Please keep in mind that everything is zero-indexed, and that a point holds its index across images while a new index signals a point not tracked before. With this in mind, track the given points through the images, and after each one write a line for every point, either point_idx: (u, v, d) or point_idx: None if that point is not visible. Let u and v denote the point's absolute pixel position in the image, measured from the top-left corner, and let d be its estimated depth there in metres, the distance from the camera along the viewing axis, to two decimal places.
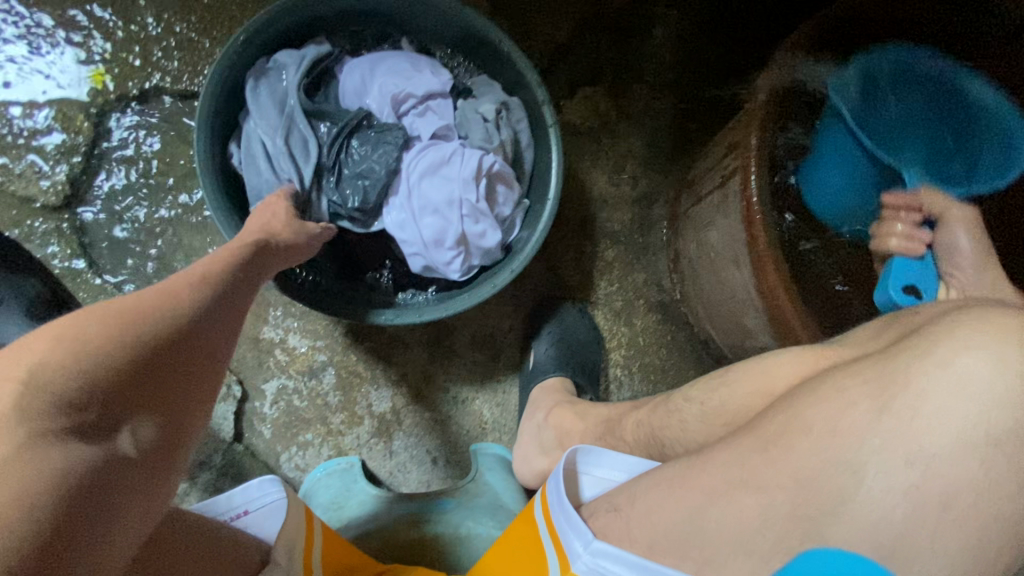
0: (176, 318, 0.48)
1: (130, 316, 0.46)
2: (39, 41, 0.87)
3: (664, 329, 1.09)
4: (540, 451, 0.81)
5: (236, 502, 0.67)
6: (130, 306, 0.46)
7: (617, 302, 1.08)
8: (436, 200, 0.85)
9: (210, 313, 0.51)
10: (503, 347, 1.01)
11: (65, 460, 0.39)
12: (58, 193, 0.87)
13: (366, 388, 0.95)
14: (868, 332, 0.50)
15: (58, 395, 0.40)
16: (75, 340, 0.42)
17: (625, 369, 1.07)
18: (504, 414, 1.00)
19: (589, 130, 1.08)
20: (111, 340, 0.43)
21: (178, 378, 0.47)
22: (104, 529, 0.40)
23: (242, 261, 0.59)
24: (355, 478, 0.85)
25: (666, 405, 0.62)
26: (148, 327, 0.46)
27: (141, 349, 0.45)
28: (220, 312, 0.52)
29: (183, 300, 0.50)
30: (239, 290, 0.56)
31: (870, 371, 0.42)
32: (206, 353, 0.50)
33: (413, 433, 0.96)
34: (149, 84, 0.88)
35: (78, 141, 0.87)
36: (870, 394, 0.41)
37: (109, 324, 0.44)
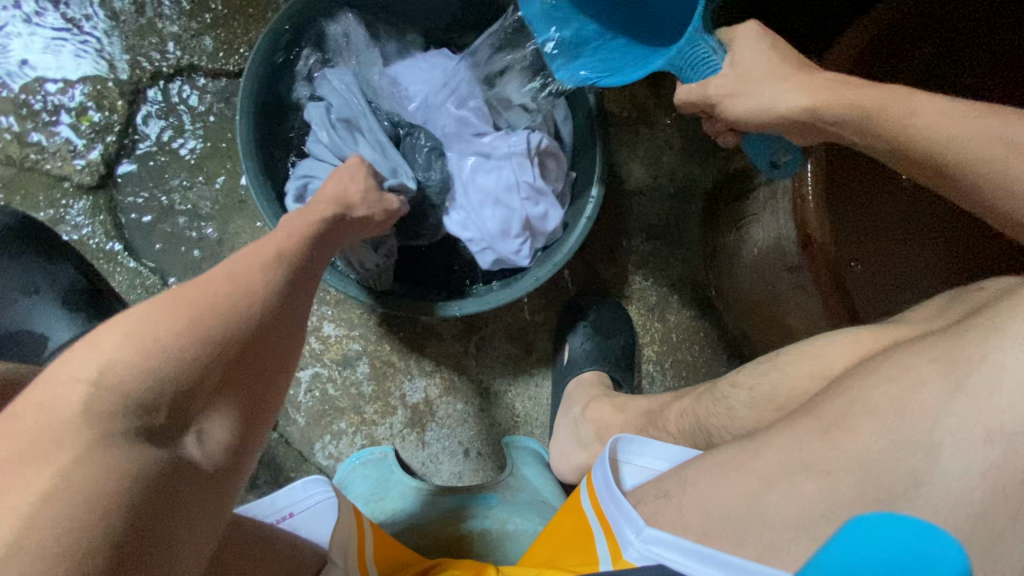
0: (241, 305, 0.48)
1: (201, 311, 0.46)
2: (78, 18, 0.89)
3: (697, 326, 1.07)
4: (577, 445, 0.80)
5: (281, 504, 0.66)
6: (199, 292, 0.47)
7: (652, 296, 1.07)
8: (494, 187, 0.85)
9: (280, 306, 0.51)
10: (536, 340, 1.00)
11: (140, 460, 0.40)
12: (93, 173, 0.89)
13: (401, 378, 0.95)
14: (929, 311, 0.48)
15: (129, 392, 0.41)
16: (149, 337, 0.43)
17: (657, 365, 1.05)
18: (536, 408, 0.99)
19: (628, 120, 1.07)
20: (179, 331, 0.44)
21: (246, 377, 0.48)
22: (182, 530, 0.41)
23: (311, 246, 0.59)
24: (391, 468, 0.85)
25: (711, 392, 0.61)
26: (220, 323, 0.46)
27: (212, 345, 0.45)
28: (285, 300, 0.52)
29: (254, 293, 0.50)
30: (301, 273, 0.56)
31: (938, 350, 0.41)
32: (275, 350, 0.51)
33: (446, 424, 0.96)
34: (185, 62, 0.90)
35: (112, 119, 0.89)
36: (942, 374, 0.40)
37: (181, 316, 0.45)
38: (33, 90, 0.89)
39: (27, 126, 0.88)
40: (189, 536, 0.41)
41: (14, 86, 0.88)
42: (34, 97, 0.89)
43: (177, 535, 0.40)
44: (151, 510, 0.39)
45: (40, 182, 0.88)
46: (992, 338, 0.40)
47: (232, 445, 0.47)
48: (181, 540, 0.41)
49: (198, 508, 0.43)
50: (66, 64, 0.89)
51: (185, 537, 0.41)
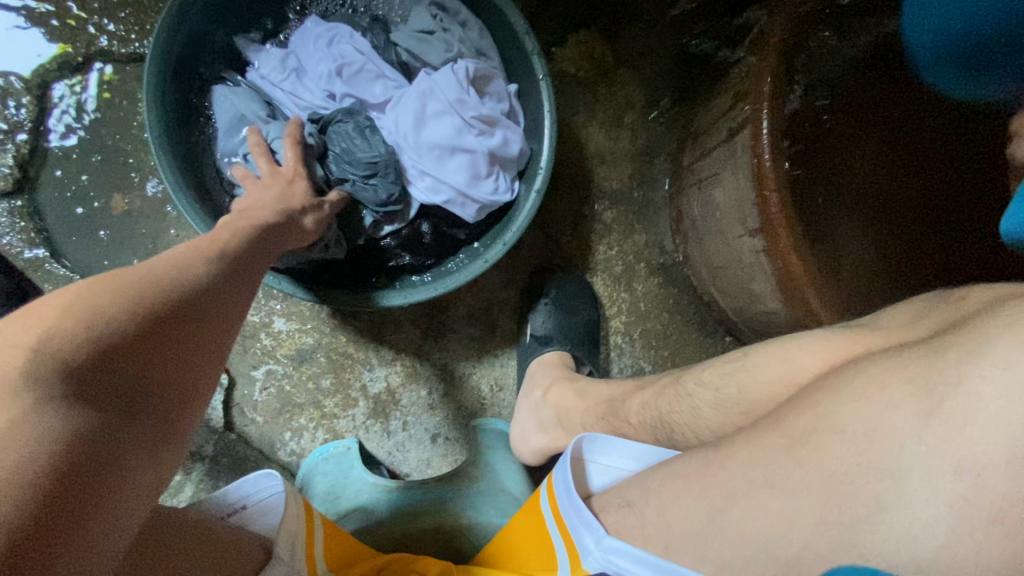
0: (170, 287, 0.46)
1: (141, 286, 0.45)
2: None
3: (666, 294, 1.04)
4: (538, 428, 0.78)
5: (232, 498, 0.61)
6: (144, 272, 0.46)
7: (617, 266, 1.03)
8: (445, 139, 0.78)
9: (226, 283, 0.52)
10: (499, 320, 0.97)
11: (73, 420, 0.36)
12: (6, 177, 0.78)
13: (361, 368, 0.91)
14: (908, 316, 0.46)
15: (65, 355, 0.38)
16: (83, 306, 0.41)
17: (626, 337, 1.03)
18: (503, 389, 0.96)
19: (585, 80, 1.00)
20: (115, 303, 0.42)
21: (182, 357, 0.45)
22: (113, 493, 0.36)
23: (246, 237, 0.59)
24: (351, 463, 0.82)
25: (676, 388, 0.59)
26: (162, 295, 0.45)
27: (151, 316, 0.44)
28: (218, 294, 0.51)
29: (192, 275, 0.49)
30: (232, 278, 0.54)
31: (916, 368, 0.39)
32: (215, 329, 0.49)
33: (411, 412, 0.93)
34: (96, 48, 0.80)
35: (20, 116, 0.79)
36: (915, 396, 0.38)
37: (116, 292, 0.43)
38: None
39: None
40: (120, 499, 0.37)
41: None
42: None
43: (98, 513, 0.35)
44: (78, 463, 0.35)
45: None
46: (961, 350, 0.38)
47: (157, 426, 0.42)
48: (110, 502, 0.36)
49: (132, 474, 0.38)
50: None
51: (114, 503, 0.36)
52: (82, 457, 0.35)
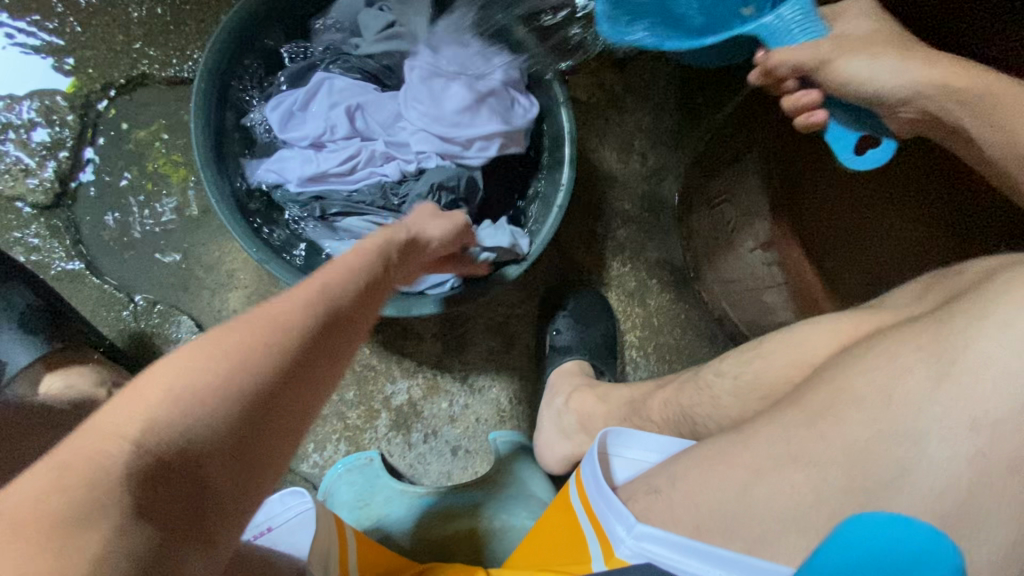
0: (277, 362, 0.39)
1: (240, 359, 0.37)
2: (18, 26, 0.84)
3: (678, 309, 1.07)
4: (562, 435, 0.81)
5: (259, 520, 0.66)
6: (253, 333, 0.39)
7: (630, 282, 1.06)
8: (466, 100, 0.82)
9: (328, 349, 0.43)
10: (518, 333, 0.99)
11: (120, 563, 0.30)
12: (47, 192, 0.83)
13: (385, 380, 0.93)
14: (909, 302, 0.51)
15: (137, 464, 0.32)
16: (182, 394, 0.35)
17: (640, 351, 1.05)
18: (521, 401, 0.98)
19: (597, 107, 1.07)
20: (206, 384, 0.36)
21: (248, 456, 0.37)
22: None
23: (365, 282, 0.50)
24: (376, 472, 0.84)
25: (694, 382, 0.61)
26: (258, 374, 0.38)
27: (235, 402, 0.36)
28: (322, 361, 0.42)
29: (279, 337, 0.40)
30: (337, 330, 0.45)
31: (925, 342, 0.43)
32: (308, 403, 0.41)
33: (431, 424, 0.94)
34: (137, 71, 0.85)
35: (64, 135, 0.84)
36: (927, 363, 0.42)
37: (218, 370, 0.36)
38: None
39: None
40: None
41: None
42: None
43: None
44: None
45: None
46: (969, 322, 0.42)
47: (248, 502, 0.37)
48: None
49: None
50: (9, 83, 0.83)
51: None
52: None
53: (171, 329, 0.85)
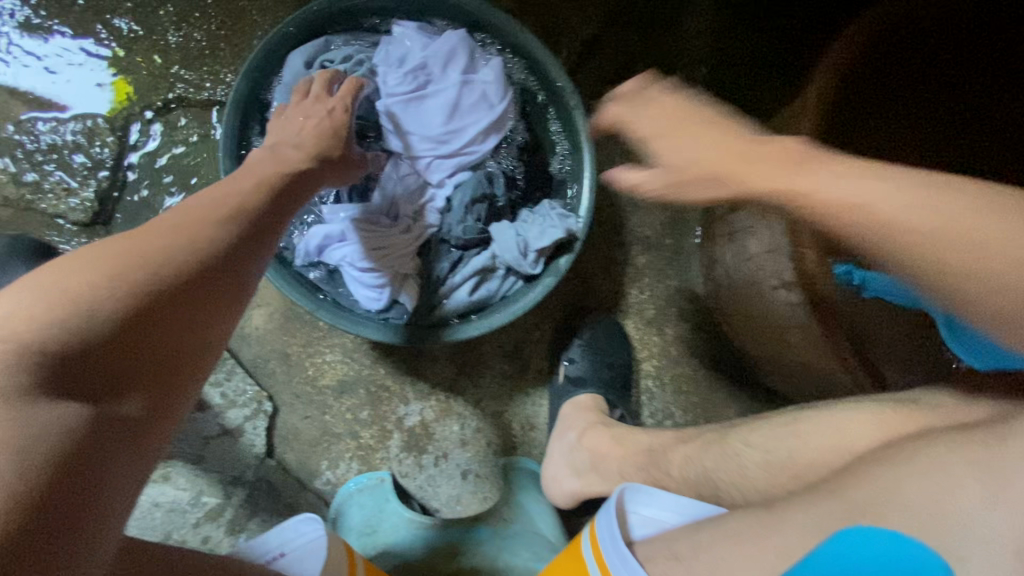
0: (173, 266, 0.50)
1: (125, 262, 0.49)
2: (65, 50, 0.85)
3: (696, 340, 1.05)
4: (572, 472, 0.81)
5: (271, 544, 0.64)
6: (120, 251, 0.50)
7: (649, 309, 1.05)
8: (448, 99, 0.83)
9: (227, 249, 0.54)
10: (533, 358, 0.98)
11: (55, 426, 0.41)
12: (87, 210, 0.84)
13: (399, 401, 0.93)
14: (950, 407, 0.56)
15: (54, 350, 0.43)
16: (76, 297, 0.46)
17: (656, 381, 1.04)
18: (533, 427, 0.97)
19: (618, 129, 1.05)
20: (110, 291, 0.47)
21: (186, 322, 0.50)
22: (106, 487, 0.42)
23: (268, 203, 0.61)
24: (388, 498, 0.85)
25: (721, 445, 0.67)
26: (144, 282, 0.48)
27: (132, 297, 0.47)
28: (220, 263, 0.54)
29: (194, 241, 0.53)
30: (243, 242, 0.56)
31: (973, 456, 0.44)
32: (216, 293, 0.53)
33: (443, 447, 0.94)
34: (173, 96, 0.86)
35: (104, 156, 0.85)
36: (981, 477, 0.43)
37: (117, 273, 0.48)
38: (25, 130, 0.84)
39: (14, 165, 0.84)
40: (115, 495, 0.43)
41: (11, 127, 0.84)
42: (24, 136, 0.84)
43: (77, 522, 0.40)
44: (60, 470, 0.40)
45: (37, 219, 0.84)
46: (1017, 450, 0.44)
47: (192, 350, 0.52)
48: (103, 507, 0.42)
49: (123, 462, 0.44)
50: (60, 108, 0.85)
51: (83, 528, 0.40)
52: (57, 473, 0.40)
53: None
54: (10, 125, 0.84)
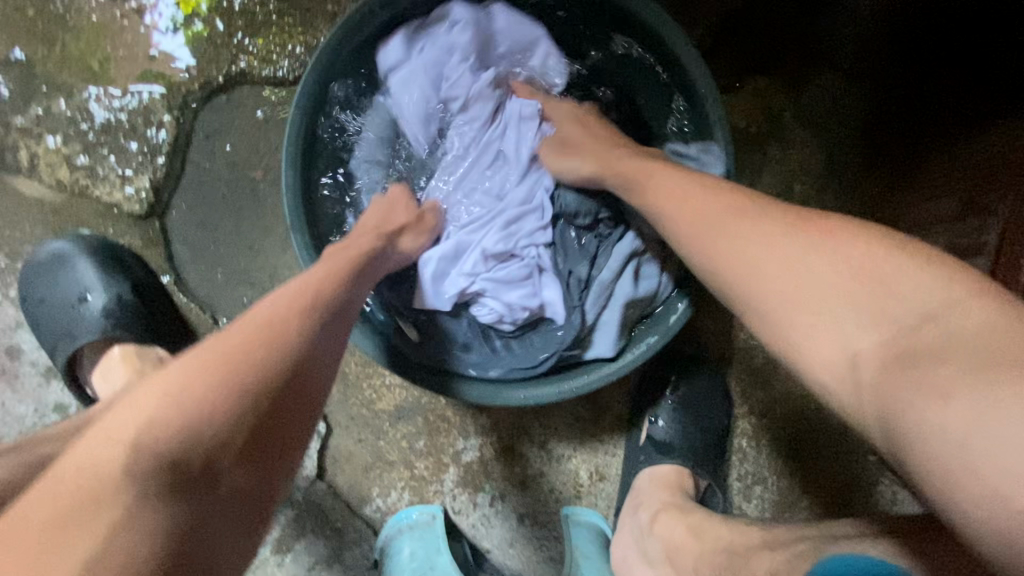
0: (274, 359, 0.45)
1: (234, 357, 0.44)
2: (121, 12, 0.75)
3: (807, 401, 0.89)
4: (643, 559, 0.72)
5: None
6: (224, 343, 0.45)
7: (757, 359, 0.88)
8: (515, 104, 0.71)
9: (322, 336, 0.50)
10: (610, 402, 0.87)
11: (157, 532, 0.38)
12: (142, 200, 0.76)
13: (458, 432, 0.85)
14: None
15: (161, 454, 0.40)
16: (183, 401, 0.42)
17: (753, 442, 0.89)
18: (603, 477, 0.87)
19: (759, 136, 0.85)
20: (213, 388, 0.42)
21: (281, 423, 0.45)
22: None
23: (352, 282, 0.56)
24: (437, 545, 0.78)
25: (820, 565, 0.54)
26: (249, 373, 0.44)
27: (239, 393, 0.43)
28: (316, 354, 0.49)
29: (293, 329, 0.48)
30: (333, 325, 0.51)
31: None
32: (313, 389, 0.48)
33: (501, 487, 0.86)
34: (236, 69, 0.76)
35: (161, 139, 0.76)
36: None
37: (206, 370, 0.43)
38: (76, 104, 0.75)
39: (63, 143, 0.75)
40: None
41: (63, 102, 0.75)
42: (74, 110, 0.75)
43: None
44: None
45: (91, 208, 0.76)
46: None
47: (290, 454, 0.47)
48: None
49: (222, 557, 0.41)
50: (114, 78, 0.76)
51: None
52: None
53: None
54: (61, 97, 0.75)
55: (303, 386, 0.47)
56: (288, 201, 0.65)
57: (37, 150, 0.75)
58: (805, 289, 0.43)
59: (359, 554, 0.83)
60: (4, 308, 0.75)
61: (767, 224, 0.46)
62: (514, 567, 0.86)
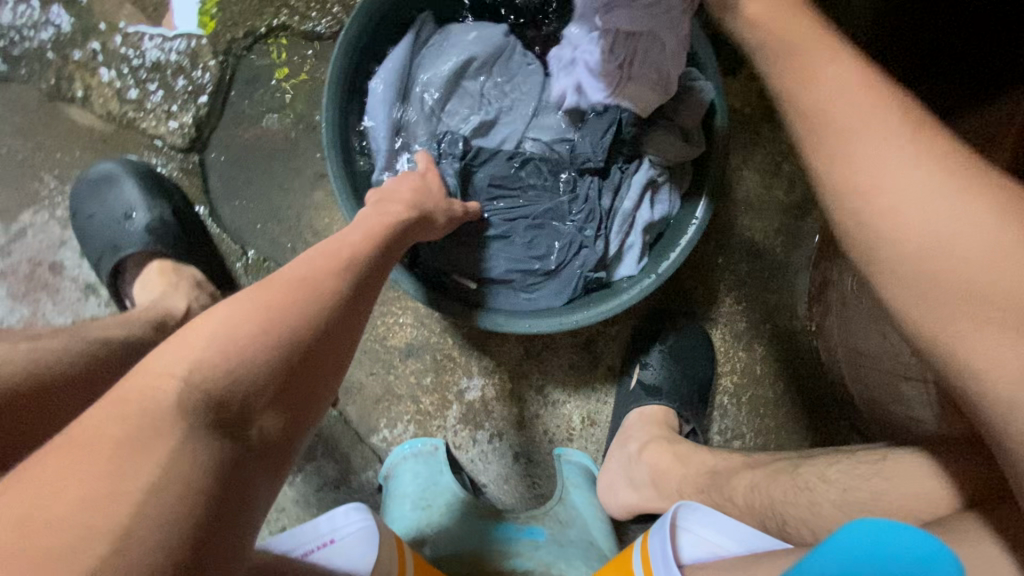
0: (309, 319, 0.50)
1: (275, 314, 0.48)
2: None
3: (786, 362, 0.96)
4: (628, 484, 0.80)
5: (320, 531, 0.60)
6: (266, 297, 0.49)
7: (741, 322, 0.96)
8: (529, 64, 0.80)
9: (351, 302, 0.55)
10: (604, 353, 0.94)
11: (205, 463, 0.40)
12: (184, 135, 0.83)
13: (463, 372, 0.92)
14: None
15: (208, 394, 0.43)
16: (230, 345, 0.45)
17: (733, 398, 0.97)
18: (594, 422, 0.94)
19: (753, 118, 0.94)
20: (255, 341, 0.46)
21: (310, 379, 0.50)
22: (238, 525, 0.42)
23: (381, 252, 0.61)
24: (440, 471, 0.84)
25: (792, 478, 0.65)
26: (289, 331, 0.48)
27: (281, 347, 0.47)
28: (345, 317, 0.54)
29: (326, 291, 0.52)
30: (360, 296, 0.56)
31: None
32: (337, 354, 0.53)
33: (499, 426, 0.93)
34: (278, 21, 0.83)
35: (205, 79, 0.83)
36: None
37: (250, 322, 0.47)
38: (128, 43, 0.82)
39: (114, 77, 0.82)
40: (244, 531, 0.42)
41: (116, 40, 0.82)
42: (126, 48, 0.82)
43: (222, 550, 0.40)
44: (204, 514, 0.40)
45: (136, 139, 0.82)
46: None
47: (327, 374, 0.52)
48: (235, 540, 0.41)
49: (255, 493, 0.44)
50: (165, 21, 0.82)
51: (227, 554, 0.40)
52: (205, 512, 0.40)
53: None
54: (115, 35, 0.82)
55: (331, 348, 0.52)
56: (325, 141, 0.71)
57: (90, 83, 0.81)
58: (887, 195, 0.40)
59: (364, 480, 0.89)
60: (51, 227, 0.81)
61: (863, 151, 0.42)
62: (507, 502, 0.93)
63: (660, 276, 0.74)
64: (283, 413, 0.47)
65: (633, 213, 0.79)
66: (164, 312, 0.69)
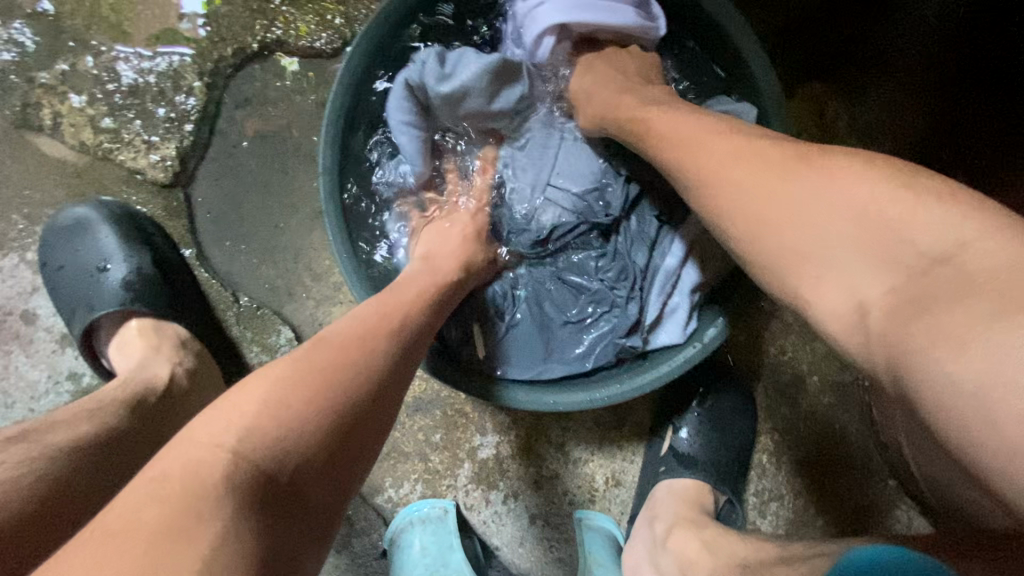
0: (355, 373, 0.44)
1: (322, 376, 0.43)
2: None
3: (834, 421, 0.87)
4: (656, 569, 0.71)
5: None
6: (310, 359, 0.44)
7: (785, 375, 0.86)
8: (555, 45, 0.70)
9: (398, 363, 0.48)
10: (633, 408, 0.85)
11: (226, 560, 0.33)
12: (167, 168, 0.73)
13: (476, 427, 0.84)
14: None
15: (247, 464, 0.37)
16: (274, 415, 0.39)
17: (774, 459, 0.87)
18: (619, 483, 0.85)
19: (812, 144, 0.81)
20: (303, 406, 0.40)
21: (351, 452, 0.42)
22: None
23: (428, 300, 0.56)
24: (450, 546, 0.78)
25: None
26: (335, 390, 0.42)
27: (327, 411, 0.41)
28: (390, 387, 0.47)
29: (372, 351, 0.47)
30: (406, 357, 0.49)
31: None
32: (380, 419, 0.45)
33: (514, 486, 0.84)
34: (270, 36, 0.73)
35: (188, 105, 0.73)
36: None
37: (295, 388, 0.41)
38: (103, 63, 0.72)
39: (88, 103, 0.72)
40: None
41: (90, 60, 0.72)
42: (101, 70, 0.72)
43: None
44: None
45: (113, 172, 0.73)
46: None
47: (382, 410, 0.45)
48: None
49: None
50: (143, 38, 0.72)
51: None
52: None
53: (271, 337, 0.75)
54: (88, 55, 0.72)
55: (373, 419, 0.44)
56: (324, 195, 0.62)
57: (61, 110, 0.72)
58: (912, 243, 0.38)
59: (368, 543, 0.82)
60: (22, 271, 0.73)
61: (872, 171, 0.39)
62: (522, 567, 0.85)
63: (705, 346, 0.66)
64: (320, 488, 0.39)
65: (676, 271, 0.70)
66: (136, 382, 0.61)
